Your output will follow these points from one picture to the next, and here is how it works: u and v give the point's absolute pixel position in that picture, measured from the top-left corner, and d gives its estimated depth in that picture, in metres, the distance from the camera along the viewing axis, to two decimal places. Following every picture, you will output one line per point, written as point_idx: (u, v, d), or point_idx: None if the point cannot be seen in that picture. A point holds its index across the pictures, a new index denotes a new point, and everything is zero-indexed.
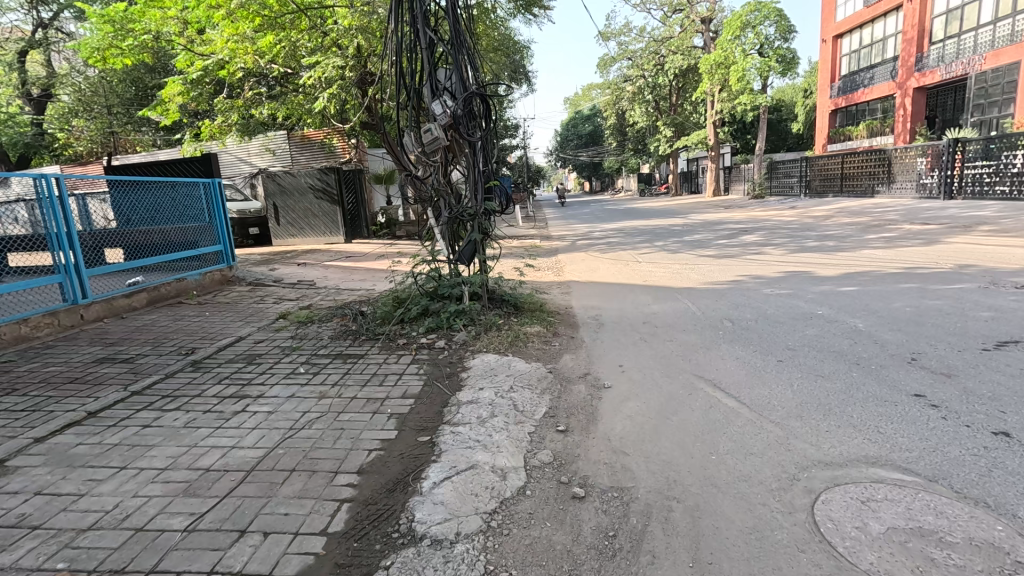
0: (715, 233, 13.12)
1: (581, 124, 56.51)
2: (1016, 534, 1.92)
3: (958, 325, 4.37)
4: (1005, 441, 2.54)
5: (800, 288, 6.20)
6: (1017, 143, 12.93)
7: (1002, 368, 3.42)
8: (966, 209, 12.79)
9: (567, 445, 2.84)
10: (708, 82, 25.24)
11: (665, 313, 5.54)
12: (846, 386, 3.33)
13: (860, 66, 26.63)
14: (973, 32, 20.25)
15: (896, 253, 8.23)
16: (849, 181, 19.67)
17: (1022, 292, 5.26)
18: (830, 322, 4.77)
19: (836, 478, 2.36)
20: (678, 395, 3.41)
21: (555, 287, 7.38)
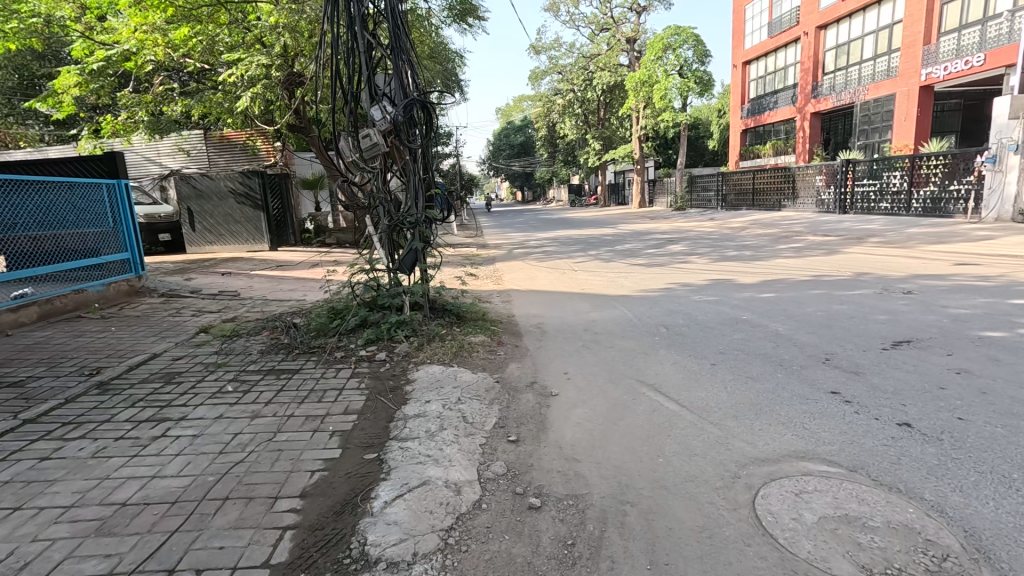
0: (644, 243, 13.77)
1: (512, 134, 57.38)
2: (925, 515, 2.14)
3: (861, 327, 4.86)
4: (908, 431, 2.84)
5: (724, 295, 6.64)
6: (897, 165, 14.66)
7: (899, 364, 3.84)
8: (856, 223, 14.29)
9: (519, 455, 2.84)
10: (634, 100, 26.55)
11: (604, 320, 5.71)
12: (773, 387, 3.59)
13: (767, 91, 29.20)
14: (857, 65, 22.82)
15: (804, 262, 9.04)
16: (760, 195, 21.37)
17: (909, 297, 5.95)
18: (753, 326, 5.14)
19: (772, 473, 2.52)
20: (623, 400, 3.52)
21: (496, 296, 7.39)
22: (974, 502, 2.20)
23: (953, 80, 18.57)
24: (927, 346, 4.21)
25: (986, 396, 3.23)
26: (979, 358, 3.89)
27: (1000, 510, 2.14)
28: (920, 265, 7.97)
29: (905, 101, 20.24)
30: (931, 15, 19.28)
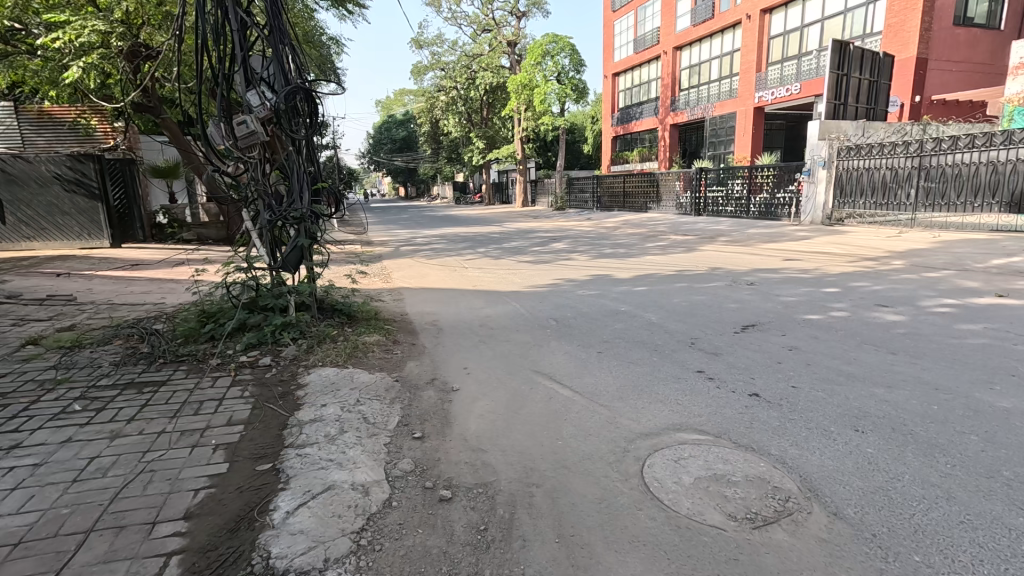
0: (529, 241, 14.35)
1: (394, 128, 55.84)
2: (774, 467, 2.58)
3: (717, 314, 5.60)
4: (756, 400, 3.38)
5: (606, 289, 7.23)
6: (739, 175, 16.99)
7: (747, 345, 4.53)
8: (708, 224, 16.24)
9: (426, 451, 2.86)
10: (515, 102, 27.36)
11: (498, 315, 5.90)
12: (651, 369, 4.02)
13: (634, 102, 31.97)
14: (707, 84, 25.97)
15: (669, 258, 10.08)
16: (630, 198, 23.30)
17: (752, 288, 6.97)
18: (632, 316, 5.67)
19: (655, 444, 2.85)
20: (521, 391, 3.68)
21: (387, 294, 7.23)
22: (805, 452, 2.70)
23: (779, 103, 21.84)
24: (767, 329, 4.99)
25: (811, 367, 3.95)
26: (804, 336, 4.72)
27: (824, 456, 2.67)
28: (759, 261, 9.37)
29: (743, 119, 23.38)
30: (761, 46, 22.62)
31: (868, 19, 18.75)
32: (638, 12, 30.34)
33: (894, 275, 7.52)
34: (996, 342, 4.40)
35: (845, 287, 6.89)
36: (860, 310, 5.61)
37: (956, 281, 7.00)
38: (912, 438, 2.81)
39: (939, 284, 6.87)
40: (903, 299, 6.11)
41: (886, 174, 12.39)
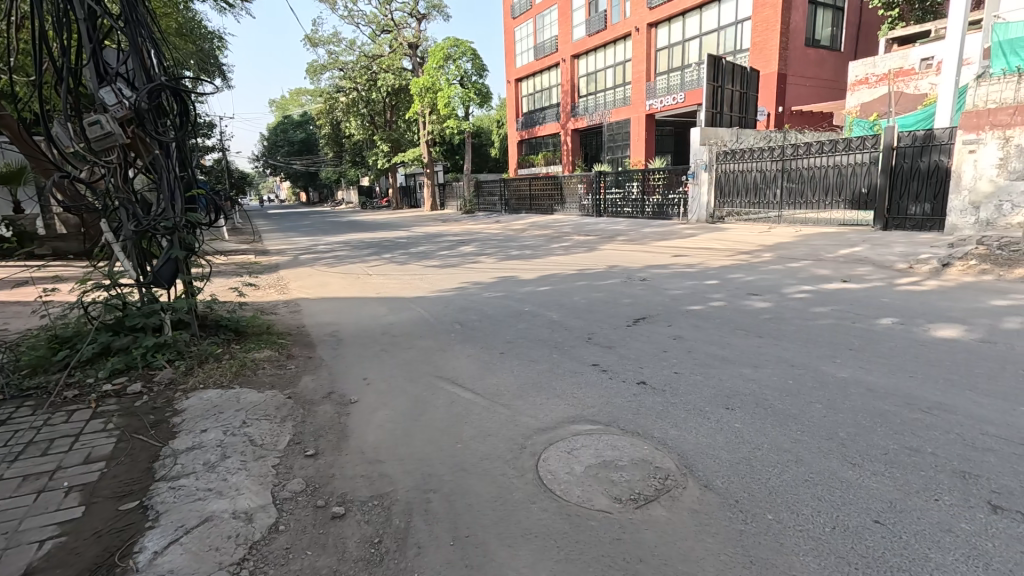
0: (437, 245, 14.22)
1: (291, 130, 52.67)
2: (657, 449, 2.78)
3: (613, 309, 5.94)
4: (644, 387, 3.63)
5: (511, 290, 7.37)
6: (634, 177, 17.93)
7: (638, 336, 4.86)
8: (608, 224, 17.10)
9: (319, 468, 2.74)
10: (419, 105, 26.97)
11: (402, 321, 5.80)
12: (550, 365, 4.17)
13: (537, 107, 32.94)
14: (603, 92, 27.41)
15: (571, 258, 10.50)
16: (536, 200, 23.90)
17: (645, 284, 7.47)
18: (534, 315, 5.83)
19: (551, 439, 2.96)
20: (423, 397, 3.65)
21: (282, 306, 6.81)
22: (683, 433, 2.95)
23: (667, 111, 23.49)
24: (656, 321, 5.38)
25: (691, 353, 4.32)
26: (688, 326, 5.15)
27: (699, 434, 2.93)
28: (653, 258, 10.06)
29: (636, 125, 24.90)
30: (649, 57, 24.32)
31: (738, 37, 20.87)
32: (538, 20, 31.32)
33: (764, 266, 8.44)
34: (840, 321, 5.11)
35: (723, 279, 7.61)
36: (735, 299, 6.23)
37: (812, 270, 8.02)
38: (771, 410, 3.18)
39: (799, 273, 7.82)
40: (770, 287, 6.87)
41: (758, 176, 13.87)
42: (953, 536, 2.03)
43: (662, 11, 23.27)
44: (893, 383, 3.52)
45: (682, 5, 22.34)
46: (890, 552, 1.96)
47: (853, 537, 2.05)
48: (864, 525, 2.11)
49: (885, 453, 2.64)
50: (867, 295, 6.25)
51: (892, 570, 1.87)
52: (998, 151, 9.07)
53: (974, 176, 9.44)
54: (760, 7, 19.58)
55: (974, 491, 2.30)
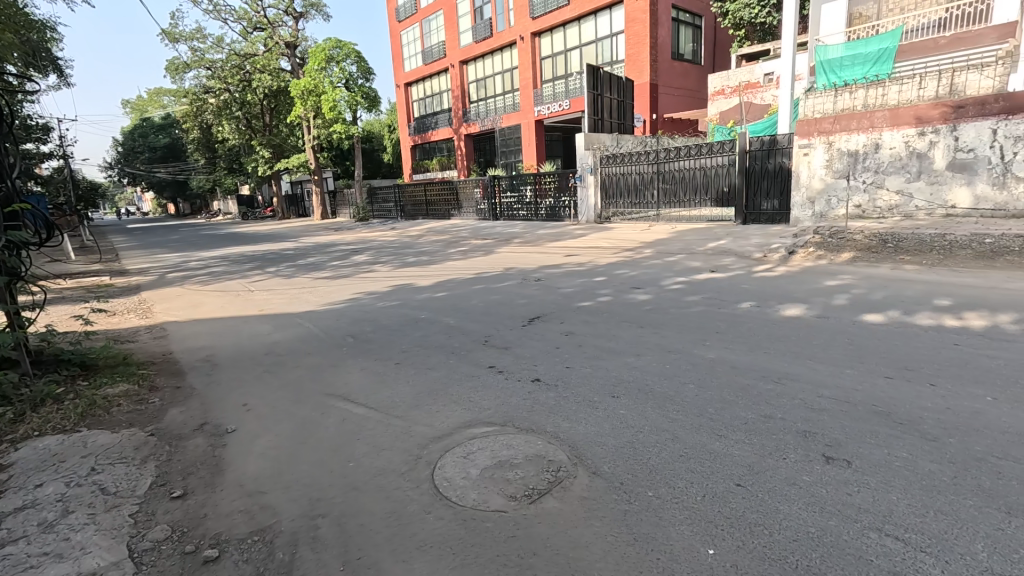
0: (328, 255, 13.53)
1: (151, 134, 47.01)
2: (551, 444, 2.87)
3: (508, 311, 6.05)
4: (539, 384, 3.74)
5: (407, 298, 7.22)
6: (527, 181, 18.40)
7: (533, 335, 5.00)
8: (504, 228, 17.37)
9: (189, 509, 2.46)
10: (301, 108, 25.40)
11: (288, 339, 5.42)
12: (446, 372, 4.13)
13: (428, 112, 32.72)
14: (494, 98, 27.94)
15: (469, 262, 10.53)
16: (432, 206, 23.62)
17: (539, 284, 7.72)
18: (431, 322, 5.76)
19: (446, 446, 2.93)
20: (312, 418, 3.43)
21: (144, 333, 6.04)
22: (574, 425, 3.08)
23: (555, 117, 24.42)
24: (549, 319, 5.56)
25: (582, 348, 4.54)
26: (579, 322, 5.40)
27: (588, 425, 3.07)
28: (547, 258, 10.42)
29: (526, 131, 25.64)
30: (535, 65, 25.22)
31: (614, 48, 22.40)
32: (424, 25, 31.14)
33: (645, 262, 9.12)
34: (709, 308, 5.69)
35: (610, 275, 8.08)
36: (621, 294, 6.65)
37: (686, 263, 8.81)
38: (651, 395, 3.43)
39: (675, 266, 8.56)
40: (651, 281, 7.44)
41: (637, 179, 14.94)
42: (797, 488, 2.34)
43: (544, 21, 24.28)
44: (750, 359, 3.98)
45: (562, 16, 23.47)
46: (748, 510, 2.21)
47: (720, 502, 2.28)
48: (729, 489, 2.36)
49: (744, 422, 2.98)
50: (731, 282, 7.01)
51: (750, 525, 2.11)
52: (825, 154, 10.75)
53: (809, 176, 11.03)
54: (631, 22, 21.12)
55: (812, 446, 2.67)
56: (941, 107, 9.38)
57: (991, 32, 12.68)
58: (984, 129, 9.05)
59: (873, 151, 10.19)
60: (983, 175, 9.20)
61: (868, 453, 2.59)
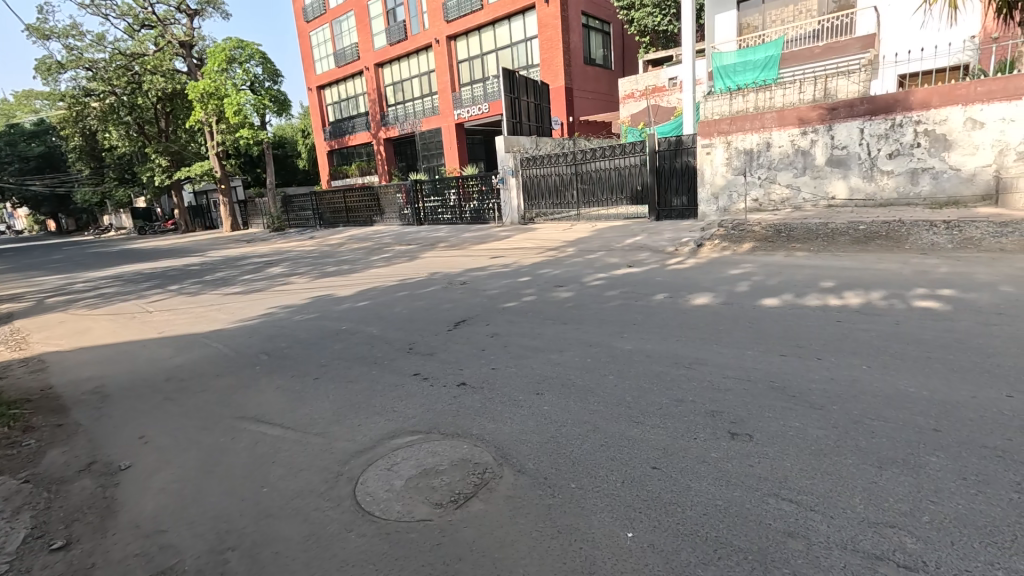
0: (239, 269, 12.66)
1: (21, 142, 41.53)
2: (476, 447, 2.86)
3: (433, 316, 5.97)
4: (464, 388, 3.71)
5: (326, 309, 6.91)
6: (450, 185, 18.22)
7: (458, 339, 4.97)
8: (429, 233, 17.15)
9: (74, 561, 2.20)
10: (201, 112, 23.57)
11: (193, 361, 5.01)
12: (367, 384, 3.99)
13: (344, 116, 31.67)
14: (413, 101, 27.56)
15: (392, 269, 10.29)
16: (353, 213, 22.81)
17: (464, 287, 7.70)
18: (352, 333, 5.56)
19: (369, 459, 2.83)
20: (220, 445, 3.19)
21: (17, 367, 5.32)
22: (499, 425, 3.09)
23: (474, 120, 24.47)
24: (475, 322, 5.56)
25: (507, 348, 4.58)
26: (504, 322, 5.44)
27: (513, 423, 3.10)
28: (471, 261, 10.42)
29: (447, 134, 25.48)
30: (452, 69, 25.15)
31: (528, 53, 22.85)
32: (335, 25, 30.09)
33: (568, 260, 9.38)
34: (626, 301, 5.94)
35: (534, 275, 8.23)
36: (544, 292, 6.78)
37: (606, 259, 9.16)
38: (573, 389, 3.53)
39: (595, 262, 8.87)
40: (573, 278, 7.66)
41: (557, 180, 15.31)
42: (706, 465, 2.50)
43: (458, 24, 24.28)
44: (664, 348, 4.20)
45: (476, 20, 23.59)
46: (663, 490, 2.33)
47: (638, 486, 2.38)
48: (646, 473, 2.47)
49: (659, 407, 3.14)
50: (646, 276, 7.39)
51: (665, 504, 2.23)
52: (724, 153, 11.63)
53: (712, 173, 11.88)
54: (544, 27, 21.62)
55: (720, 424, 2.87)
56: (818, 110, 10.44)
57: (856, 42, 14.13)
58: (855, 129, 10.19)
59: (764, 149, 11.18)
60: (855, 169, 10.37)
61: (767, 425, 2.82)
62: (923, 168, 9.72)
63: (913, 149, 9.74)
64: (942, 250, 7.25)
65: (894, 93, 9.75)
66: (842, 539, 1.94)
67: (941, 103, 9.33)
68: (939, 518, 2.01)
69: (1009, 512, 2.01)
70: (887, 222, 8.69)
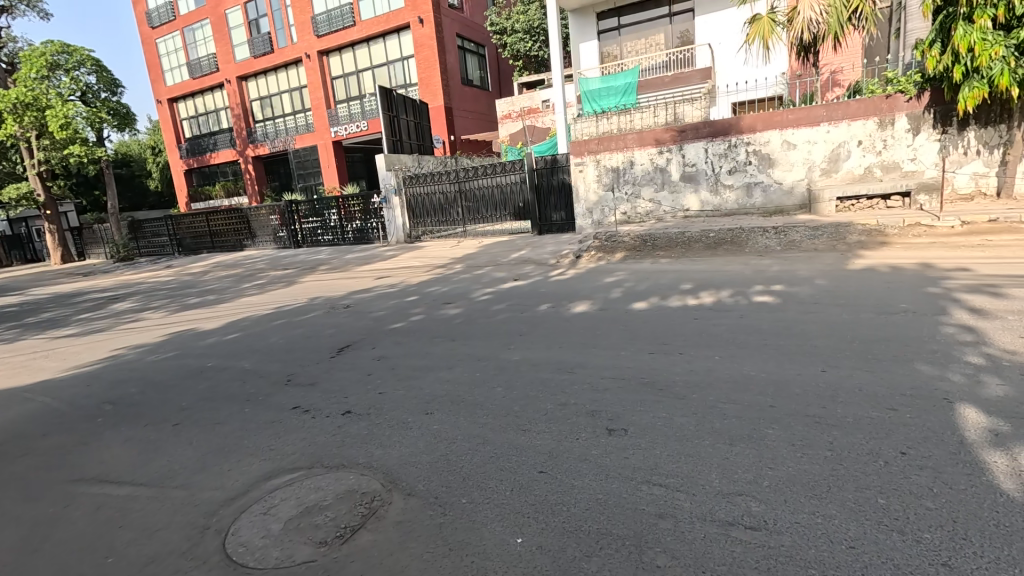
0: (74, 307, 10.80)
1: None
2: (364, 476, 2.75)
3: (314, 344, 5.63)
4: (349, 417, 3.55)
5: (187, 346, 6.19)
6: (330, 205, 17.39)
7: (342, 366, 4.74)
8: (308, 255, 16.16)
9: None
10: (14, 125, 19.83)
11: (10, 422, 4.17)
12: (239, 423, 3.64)
13: (203, 132, 28.92)
14: (283, 117, 26.00)
15: (267, 297, 9.52)
16: (218, 237, 20.70)
17: (348, 310, 7.38)
18: (220, 370, 5.03)
19: (242, 506, 2.59)
20: (50, 516, 2.70)
21: None
22: (387, 450, 3.00)
23: (353, 138, 23.68)
24: (359, 346, 5.34)
25: (394, 370, 4.46)
26: (390, 344, 5.31)
27: (401, 448, 3.03)
28: (356, 283, 10.02)
29: (324, 152, 24.35)
30: (325, 85, 24.17)
31: (405, 72, 22.77)
32: (187, 33, 27.45)
33: (455, 277, 9.42)
34: (512, 314, 6.13)
35: (422, 293, 8.14)
36: (433, 310, 6.74)
37: (492, 274, 9.36)
38: (462, 405, 3.54)
39: (482, 278, 9.02)
40: (461, 295, 7.71)
41: (441, 198, 15.25)
42: (588, 462, 2.66)
43: (330, 40, 23.47)
44: (548, 355, 4.39)
45: (349, 36, 23.02)
46: (550, 492, 2.43)
47: (526, 492, 2.46)
48: (533, 477, 2.57)
49: (544, 413, 3.27)
50: (531, 288, 7.70)
51: (552, 505, 2.33)
52: (595, 170, 12.64)
53: (586, 189, 12.91)
54: (420, 47, 21.74)
55: (599, 423, 3.07)
56: (671, 131, 11.69)
57: (696, 74, 16.01)
58: (700, 148, 11.60)
59: (629, 166, 12.31)
60: (703, 184, 11.78)
61: (641, 419, 3.08)
62: (754, 182, 11.35)
63: (746, 166, 11.34)
64: (773, 252, 8.50)
65: (728, 119, 11.32)
66: (703, 513, 2.18)
67: (764, 127, 11.00)
68: (777, 481, 2.35)
69: (825, 468, 2.41)
70: (731, 229, 10.00)
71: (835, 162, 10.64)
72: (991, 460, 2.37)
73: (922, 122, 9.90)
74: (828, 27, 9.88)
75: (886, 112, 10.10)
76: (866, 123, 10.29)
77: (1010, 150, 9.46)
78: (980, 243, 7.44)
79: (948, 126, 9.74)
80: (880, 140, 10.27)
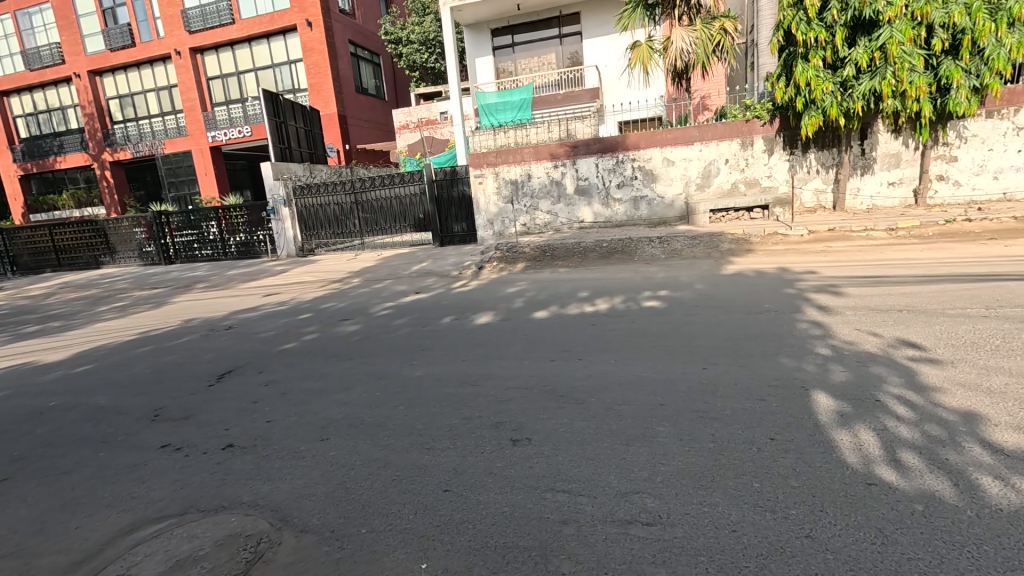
0: None
1: None
2: (248, 516, 2.48)
3: (189, 372, 5.02)
4: (231, 451, 3.20)
5: (21, 383, 5.20)
6: (208, 216, 15.79)
7: (223, 394, 4.28)
8: (182, 273, 14.49)
9: None
10: None
11: None
12: (92, 470, 3.13)
13: (45, 132, 24.96)
14: (148, 119, 23.28)
15: (130, 320, 8.35)
16: (66, 253, 17.86)
17: (231, 332, 6.71)
18: (67, 409, 4.30)
19: (94, 569, 2.20)
20: None
21: None
22: (276, 484, 2.75)
23: (234, 144, 21.85)
24: (244, 371, 4.86)
25: (284, 395, 4.11)
26: (280, 367, 4.89)
27: (293, 479, 2.78)
28: (239, 302, 9.15)
29: (200, 158, 22.16)
30: (200, 85, 22.05)
31: (293, 76, 21.52)
32: (20, 18, 23.58)
33: (353, 291, 8.98)
34: (414, 328, 5.97)
35: (315, 310, 7.64)
36: (328, 328, 6.34)
37: (393, 287, 9.05)
38: (362, 428, 3.35)
39: (382, 291, 8.70)
40: (359, 310, 7.35)
41: (336, 209, 14.53)
42: (493, 475, 2.64)
43: (204, 37, 21.48)
44: (452, 370, 4.32)
45: (227, 35, 21.26)
46: (455, 511, 2.37)
47: (430, 513, 2.37)
48: (438, 497, 2.49)
49: (448, 429, 3.20)
50: (433, 300, 7.56)
51: (458, 524, 2.27)
52: (494, 182, 12.83)
53: (486, 201, 13.05)
54: (308, 52, 20.68)
55: (503, 434, 3.07)
56: (564, 146, 12.23)
57: (586, 94, 16.85)
58: (591, 163, 12.27)
59: (526, 179, 12.67)
60: (595, 197, 12.47)
61: (544, 427, 3.13)
62: (640, 196, 12.24)
63: (632, 181, 12.20)
64: (659, 259, 9.19)
65: (615, 136, 12.10)
66: (603, 514, 2.25)
67: (647, 144, 11.90)
68: (668, 476, 2.50)
69: (707, 458, 2.62)
70: (621, 239, 10.65)
71: (707, 178, 11.80)
72: (838, 437, 2.73)
73: (775, 145, 11.36)
74: (697, 57, 10.98)
75: (746, 134, 11.43)
76: (731, 143, 11.56)
77: (840, 170, 11.21)
78: (823, 248, 8.65)
79: (795, 148, 11.29)
80: (743, 159, 11.58)
